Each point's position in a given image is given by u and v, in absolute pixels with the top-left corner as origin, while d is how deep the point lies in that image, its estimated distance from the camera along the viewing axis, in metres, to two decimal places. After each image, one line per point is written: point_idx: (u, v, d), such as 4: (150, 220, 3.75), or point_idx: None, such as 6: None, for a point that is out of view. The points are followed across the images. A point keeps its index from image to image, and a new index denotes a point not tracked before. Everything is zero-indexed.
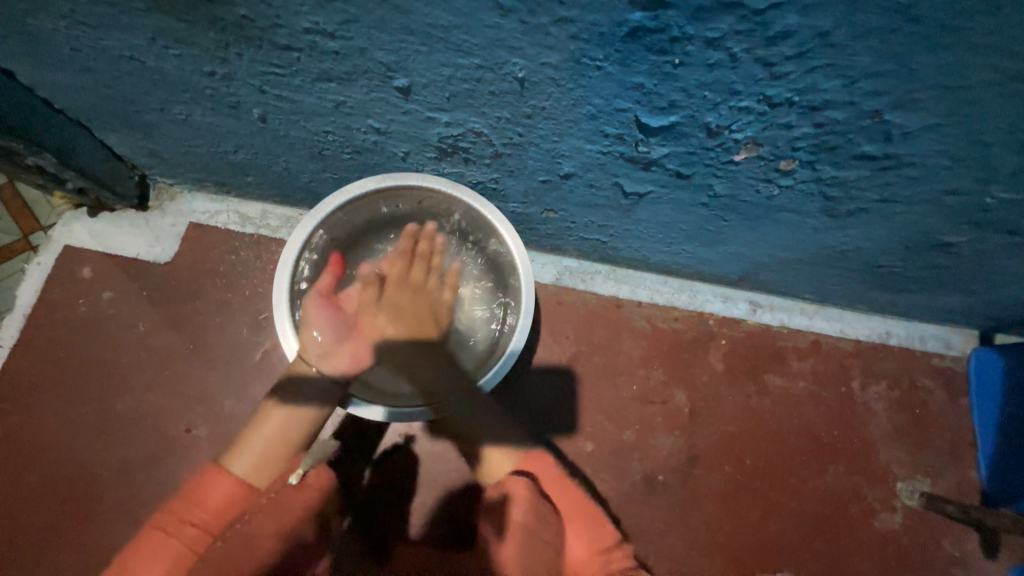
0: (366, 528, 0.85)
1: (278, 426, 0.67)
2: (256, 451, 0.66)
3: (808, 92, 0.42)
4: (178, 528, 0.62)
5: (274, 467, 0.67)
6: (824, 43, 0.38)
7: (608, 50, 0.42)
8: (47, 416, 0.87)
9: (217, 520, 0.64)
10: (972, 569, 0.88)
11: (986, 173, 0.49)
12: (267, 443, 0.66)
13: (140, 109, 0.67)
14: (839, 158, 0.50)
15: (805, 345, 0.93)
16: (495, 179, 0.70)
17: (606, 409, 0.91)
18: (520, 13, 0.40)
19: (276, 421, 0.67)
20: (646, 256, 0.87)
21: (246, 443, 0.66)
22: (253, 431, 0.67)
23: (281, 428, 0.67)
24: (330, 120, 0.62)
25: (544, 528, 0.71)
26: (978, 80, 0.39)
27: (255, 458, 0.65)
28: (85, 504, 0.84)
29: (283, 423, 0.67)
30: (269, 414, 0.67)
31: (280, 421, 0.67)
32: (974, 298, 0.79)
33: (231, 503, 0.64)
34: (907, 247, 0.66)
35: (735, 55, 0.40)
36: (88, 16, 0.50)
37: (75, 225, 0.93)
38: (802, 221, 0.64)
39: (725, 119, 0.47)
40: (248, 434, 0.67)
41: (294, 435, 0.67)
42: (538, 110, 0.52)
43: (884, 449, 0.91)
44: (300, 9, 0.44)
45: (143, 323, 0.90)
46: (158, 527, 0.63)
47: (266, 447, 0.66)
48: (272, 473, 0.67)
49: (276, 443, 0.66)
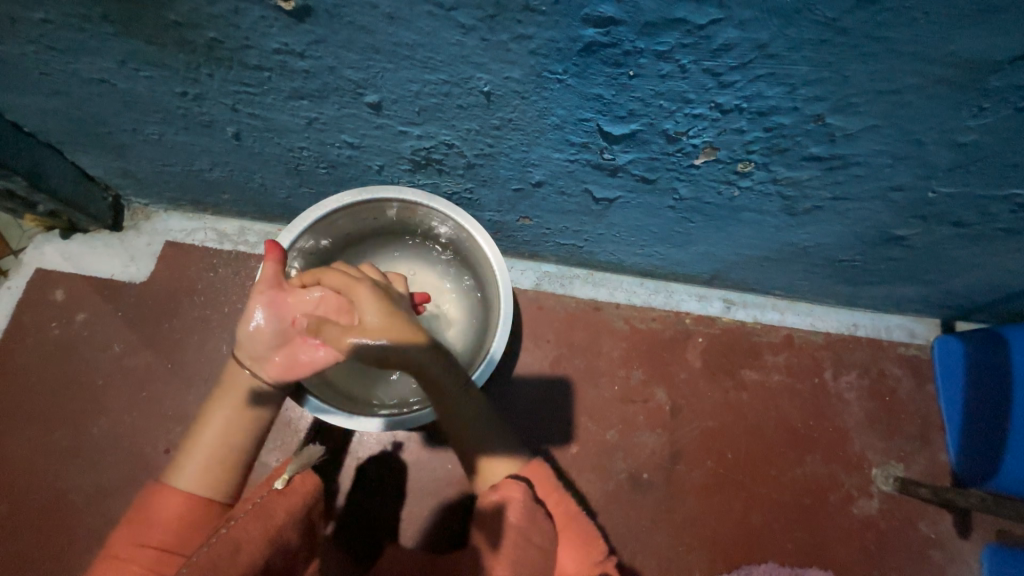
0: (350, 539, 0.85)
1: (222, 432, 0.64)
2: (200, 461, 0.62)
3: (754, 100, 0.45)
4: (132, 555, 0.55)
5: (227, 476, 0.63)
6: (763, 54, 0.41)
7: (566, 64, 0.44)
8: (18, 444, 0.85)
9: (179, 540, 0.57)
10: (947, 549, 0.91)
11: (926, 169, 0.52)
12: (215, 450, 0.63)
13: (112, 130, 0.68)
14: (790, 159, 0.53)
15: (778, 339, 0.97)
16: (470, 189, 0.72)
17: (589, 411, 0.92)
18: (481, 32, 0.42)
19: (219, 428, 0.64)
20: (621, 259, 0.89)
21: (190, 455, 0.63)
22: (196, 441, 0.64)
23: (223, 434, 0.64)
24: (305, 136, 0.63)
25: (537, 534, 0.58)
26: (905, 85, 0.42)
27: (200, 468, 0.62)
28: (60, 531, 0.82)
29: (225, 428, 0.64)
30: (208, 422, 0.65)
31: (223, 428, 0.64)
32: (932, 287, 0.83)
33: (192, 520, 0.59)
34: (863, 241, 0.69)
35: (683, 67, 0.42)
36: (57, 41, 0.51)
37: (47, 248, 0.92)
38: (764, 220, 0.67)
39: (682, 126, 0.50)
40: (189, 446, 0.63)
41: (243, 440, 0.65)
42: (505, 121, 0.54)
43: (857, 437, 0.94)
44: (268, 30, 0.46)
45: (119, 344, 0.89)
46: (113, 561, 0.54)
47: (211, 455, 0.63)
48: (228, 481, 0.63)
49: (221, 450, 0.63)
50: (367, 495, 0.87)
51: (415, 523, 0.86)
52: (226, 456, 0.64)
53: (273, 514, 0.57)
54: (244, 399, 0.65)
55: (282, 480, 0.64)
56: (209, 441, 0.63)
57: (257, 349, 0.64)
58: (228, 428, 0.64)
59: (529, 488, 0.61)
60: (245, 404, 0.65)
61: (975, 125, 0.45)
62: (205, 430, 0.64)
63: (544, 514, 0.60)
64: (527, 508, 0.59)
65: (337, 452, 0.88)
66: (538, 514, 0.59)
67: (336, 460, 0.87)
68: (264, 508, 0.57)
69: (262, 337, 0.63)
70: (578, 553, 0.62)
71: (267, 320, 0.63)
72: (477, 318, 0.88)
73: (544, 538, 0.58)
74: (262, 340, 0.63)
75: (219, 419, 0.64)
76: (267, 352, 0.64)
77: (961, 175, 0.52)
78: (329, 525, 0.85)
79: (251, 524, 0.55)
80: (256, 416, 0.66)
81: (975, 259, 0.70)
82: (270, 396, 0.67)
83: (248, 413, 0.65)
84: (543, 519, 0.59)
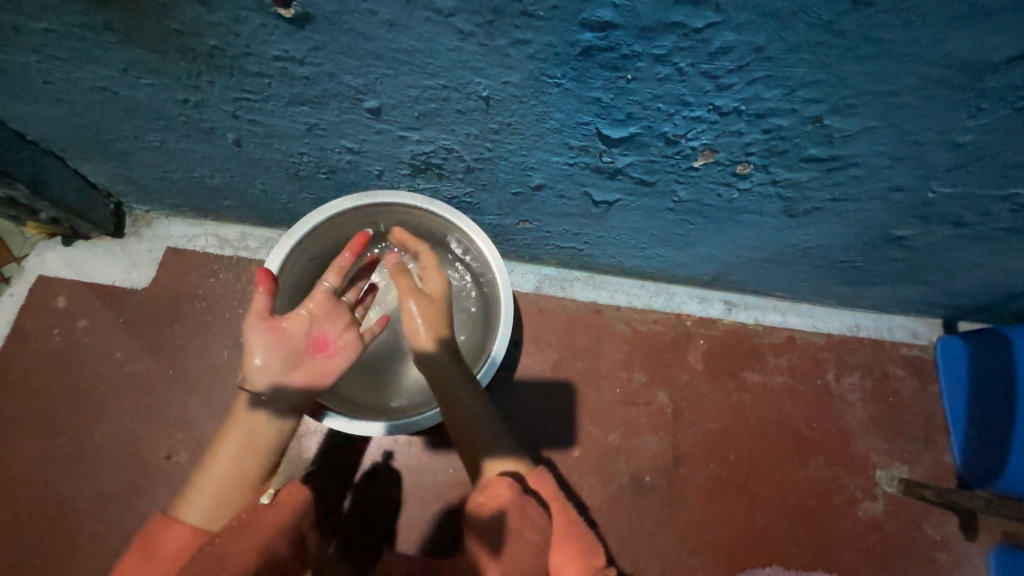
0: (358, 549, 0.84)
1: (233, 463, 0.63)
2: (210, 495, 0.61)
3: (753, 102, 0.45)
4: None
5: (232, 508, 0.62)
6: (761, 57, 0.41)
7: (565, 68, 0.45)
8: (20, 451, 0.85)
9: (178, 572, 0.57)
10: (953, 551, 0.90)
11: (924, 169, 0.52)
12: (224, 483, 0.63)
13: (114, 138, 0.68)
14: (790, 161, 0.53)
15: (780, 341, 0.96)
16: (469, 193, 0.72)
17: (591, 414, 0.92)
18: (479, 37, 0.43)
19: (228, 459, 0.63)
20: (622, 262, 0.89)
21: (198, 487, 0.62)
22: (205, 473, 0.63)
23: (234, 464, 0.63)
24: (305, 142, 0.63)
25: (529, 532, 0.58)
26: (903, 86, 0.42)
27: (207, 500, 0.61)
28: (61, 539, 0.82)
29: (234, 459, 0.63)
30: (218, 454, 0.64)
31: (230, 461, 0.63)
32: (935, 288, 0.83)
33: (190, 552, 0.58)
34: (864, 242, 0.69)
35: (682, 70, 0.43)
36: (58, 50, 0.51)
37: (49, 255, 0.92)
38: (764, 221, 0.67)
39: (680, 129, 0.50)
40: (198, 478, 0.63)
41: (247, 472, 0.64)
42: (504, 126, 0.54)
43: (861, 439, 0.94)
44: (268, 37, 0.46)
45: (120, 350, 0.89)
46: None
47: (219, 485, 0.62)
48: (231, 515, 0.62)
49: (229, 481, 0.63)
50: (374, 504, 0.86)
51: (416, 528, 0.86)
52: (229, 491, 0.62)
53: (259, 527, 0.57)
54: (253, 430, 0.64)
55: (268, 493, 0.61)
56: (217, 474, 0.63)
57: (266, 381, 0.64)
58: (236, 458, 0.63)
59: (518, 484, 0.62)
60: (250, 436, 0.64)
61: (974, 125, 0.45)
62: (216, 463, 0.63)
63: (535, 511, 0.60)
64: (516, 504, 0.59)
65: (345, 460, 0.88)
66: (528, 507, 0.60)
67: (342, 468, 0.87)
68: (249, 521, 0.57)
69: (270, 367, 0.65)
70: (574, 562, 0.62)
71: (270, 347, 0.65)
72: (478, 322, 0.88)
73: (535, 534, 0.58)
74: (270, 373, 0.64)
75: (227, 452, 0.64)
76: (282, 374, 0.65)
77: (961, 175, 0.52)
78: (336, 534, 0.85)
79: (234, 538, 0.55)
80: (267, 446, 0.65)
81: (977, 259, 0.70)
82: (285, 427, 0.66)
83: (247, 442, 0.64)
84: (534, 513, 0.60)
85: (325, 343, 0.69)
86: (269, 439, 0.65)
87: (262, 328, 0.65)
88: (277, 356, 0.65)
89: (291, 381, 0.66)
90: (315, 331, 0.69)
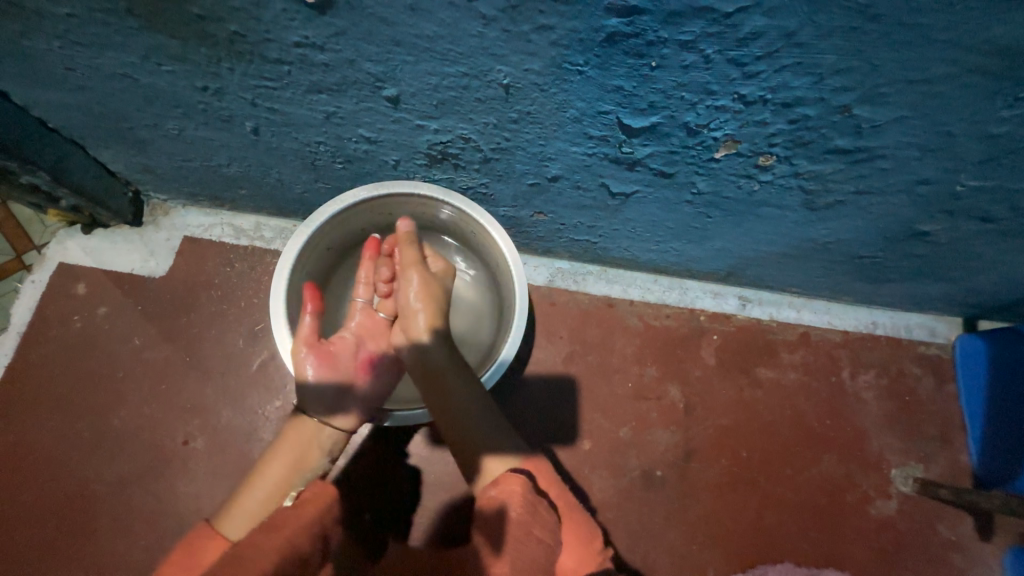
0: (375, 542, 0.85)
1: (279, 481, 0.66)
2: (251, 510, 0.64)
3: (779, 90, 0.44)
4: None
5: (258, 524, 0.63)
6: (791, 43, 0.40)
7: (587, 55, 0.44)
8: (42, 434, 0.86)
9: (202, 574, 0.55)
10: (967, 552, 0.89)
11: (953, 162, 0.51)
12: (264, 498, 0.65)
13: (133, 126, 0.68)
14: (813, 152, 0.52)
15: (794, 338, 0.95)
16: (485, 183, 0.72)
17: (602, 407, 0.92)
18: (503, 22, 0.42)
19: (277, 478, 0.66)
20: (636, 255, 0.88)
21: (240, 502, 0.65)
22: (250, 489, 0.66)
23: (280, 483, 0.66)
24: (322, 131, 0.63)
25: (541, 529, 0.58)
26: (938, 74, 0.41)
27: (250, 515, 0.63)
28: (82, 521, 0.84)
29: (283, 478, 0.67)
30: (267, 471, 0.67)
31: (278, 478, 0.66)
32: (956, 285, 0.81)
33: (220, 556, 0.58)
34: (885, 237, 0.68)
35: (708, 57, 0.42)
36: (82, 36, 0.52)
37: (69, 243, 0.93)
38: (783, 215, 0.66)
39: (703, 118, 0.49)
40: (242, 494, 0.65)
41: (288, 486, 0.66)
42: (524, 114, 0.54)
43: (876, 438, 0.93)
44: (289, 23, 0.46)
45: (139, 337, 0.90)
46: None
47: (263, 501, 0.65)
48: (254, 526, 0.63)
49: (270, 498, 0.65)
50: (387, 498, 0.87)
51: (428, 518, 0.86)
52: (266, 505, 0.65)
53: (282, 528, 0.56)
54: (301, 455, 0.69)
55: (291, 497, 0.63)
56: (264, 488, 0.65)
57: (320, 403, 0.71)
58: (282, 479, 0.66)
59: (528, 481, 0.62)
60: (301, 462, 0.68)
61: (1009, 115, 0.44)
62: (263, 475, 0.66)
63: (543, 506, 0.61)
64: (527, 501, 0.59)
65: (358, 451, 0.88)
66: (538, 507, 0.60)
67: (355, 461, 0.88)
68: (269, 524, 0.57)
69: (321, 388, 0.72)
70: (578, 552, 0.62)
71: (321, 367, 0.72)
72: (489, 318, 0.89)
73: (545, 532, 0.58)
74: (320, 393, 0.71)
75: (276, 470, 0.67)
76: (331, 393, 0.72)
77: (991, 168, 0.51)
78: (352, 526, 0.85)
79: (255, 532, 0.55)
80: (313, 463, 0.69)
81: (1003, 255, 0.68)
82: (333, 449, 0.71)
83: (293, 460, 0.68)
84: (545, 513, 0.60)
85: (370, 361, 0.79)
86: (314, 463, 0.69)
87: (308, 353, 0.71)
88: (324, 378, 0.72)
89: (344, 402, 0.73)
90: (361, 352, 0.79)
